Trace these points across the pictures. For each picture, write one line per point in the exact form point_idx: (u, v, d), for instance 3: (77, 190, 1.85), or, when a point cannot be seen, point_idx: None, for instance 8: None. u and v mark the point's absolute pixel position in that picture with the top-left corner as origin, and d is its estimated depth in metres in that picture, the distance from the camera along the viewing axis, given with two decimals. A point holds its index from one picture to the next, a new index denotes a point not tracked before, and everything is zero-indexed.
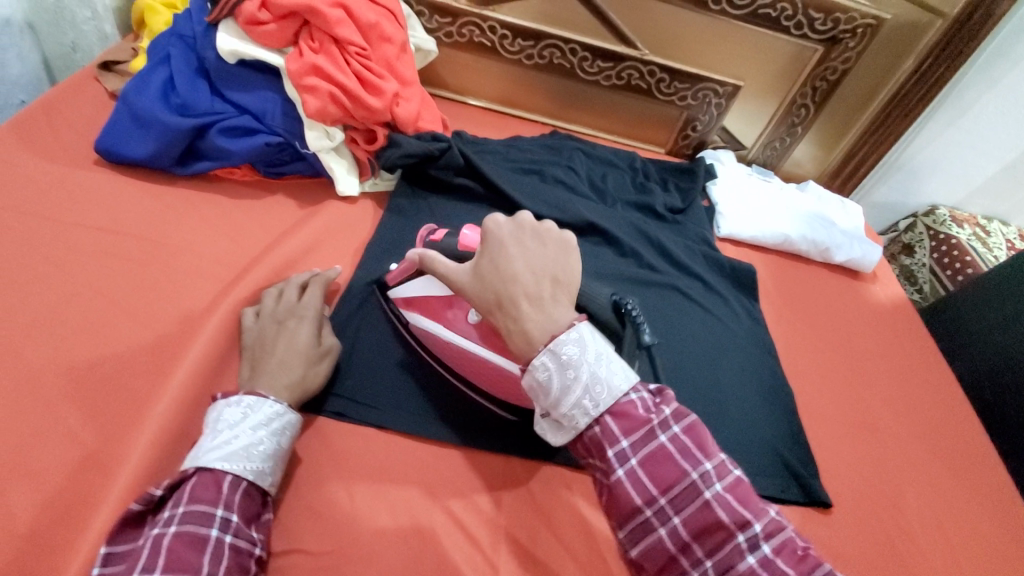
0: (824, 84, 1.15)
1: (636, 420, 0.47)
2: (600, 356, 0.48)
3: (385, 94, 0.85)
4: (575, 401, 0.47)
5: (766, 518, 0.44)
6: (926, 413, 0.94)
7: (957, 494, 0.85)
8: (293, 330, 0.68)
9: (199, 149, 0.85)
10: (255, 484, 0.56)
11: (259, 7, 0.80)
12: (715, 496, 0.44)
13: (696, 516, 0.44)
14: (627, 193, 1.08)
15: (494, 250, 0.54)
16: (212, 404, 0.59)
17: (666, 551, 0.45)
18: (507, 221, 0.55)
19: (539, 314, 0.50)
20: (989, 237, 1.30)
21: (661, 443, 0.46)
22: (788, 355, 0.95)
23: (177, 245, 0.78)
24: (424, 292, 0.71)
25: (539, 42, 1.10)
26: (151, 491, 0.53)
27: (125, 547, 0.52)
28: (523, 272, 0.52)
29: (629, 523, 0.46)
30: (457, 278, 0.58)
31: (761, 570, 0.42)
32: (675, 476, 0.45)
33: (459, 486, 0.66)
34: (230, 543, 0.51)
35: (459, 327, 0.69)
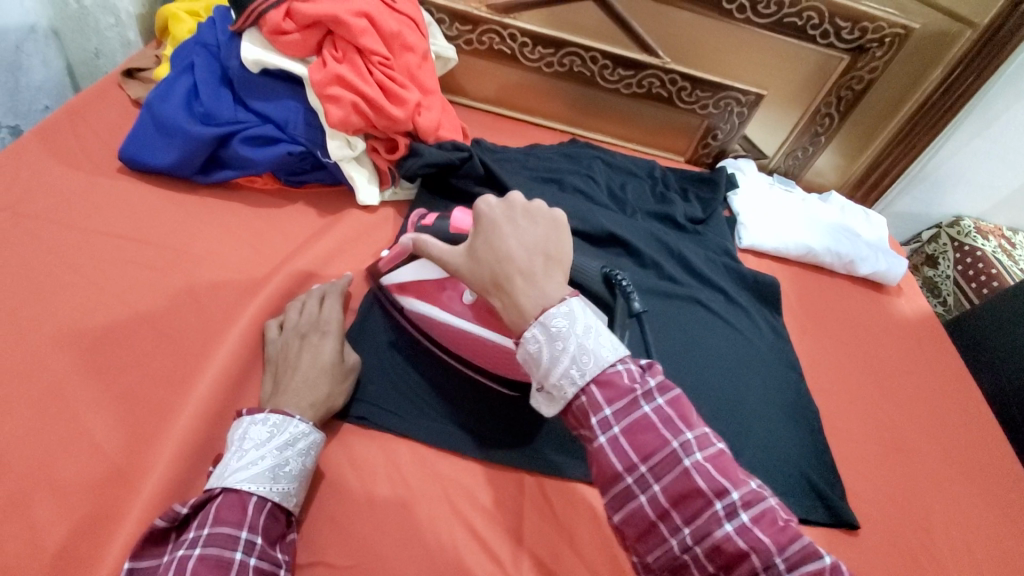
0: (849, 93, 1.13)
1: (620, 390, 0.47)
2: (589, 329, 0.49)
3: (408, 104, 0.85)
4: (563, 371, 0.48)
5: (746, 488, 0.44)
6: (955, 432, 0.92)
7: (989, 517, 0.82)
8: (315, 345, 0.67)
9: (222, 158, 0.85)
10: (280, 505, 0.56)
11: (284, 17, 0.80)
12: (694, 464, 0.45)
13: (675, 483, 0.45)
14: (647, 203, 1.07)
15: (487, 231, 0.55)
16: (236, 422, 0.59)
17: (646, 517, 0.46)
18: (497, 203, 0.56)
19: (532, 291, 0.51)
20: (1015, 249, 1.28)
21: (644, 413, 0.46)
22: (812, 370, 0.94)
23: (200, 253, 0.78)
24: (419, 276, 0.73)
25: (559, 50, 1.09)
26: (176, 508, 0.53)
27: (150, 563, 0.52)
28: (516, 250, 0.53)
29: (610, 490, 0.47)
30: (451, 260, 0.58)
31: (738, 537, 0.42)
32: (655, 444, 0.46)
33: (480, 501, 0.66)
34: (254, 565, 0.51)
35: (455, 308, 0.71)
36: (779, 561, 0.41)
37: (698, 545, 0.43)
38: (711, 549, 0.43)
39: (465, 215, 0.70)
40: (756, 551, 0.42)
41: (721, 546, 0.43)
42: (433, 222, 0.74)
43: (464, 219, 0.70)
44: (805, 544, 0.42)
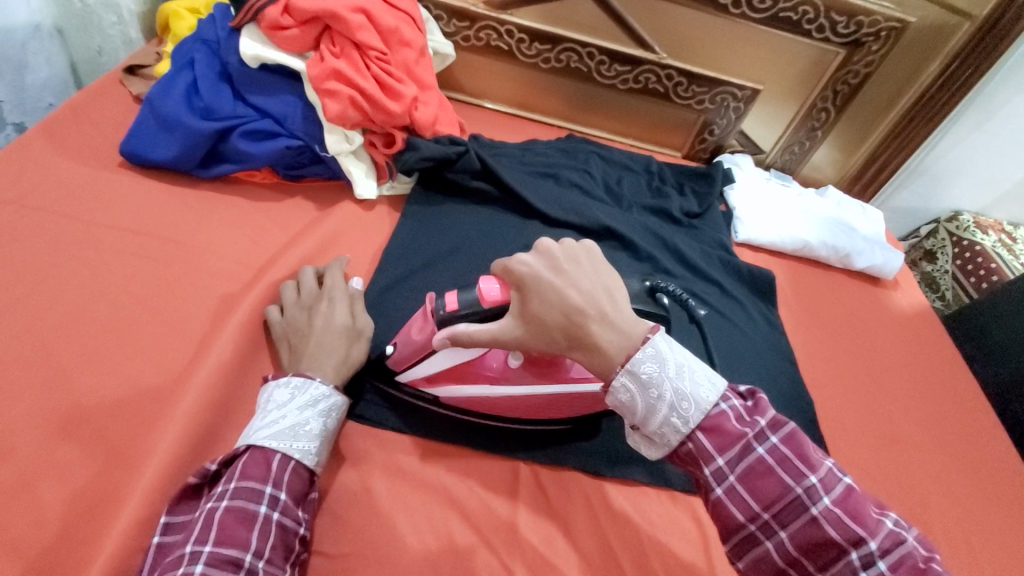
0: (845, 87, 1.13)
1: (730, 434, 0.47)
2: (680, 369, 0.49)
3: (405, 98, 0.86)
4: (664, 419, 0.48)
5: (881, 533, 0.42)
6: (951, 424, 0.92)
7: (984, 508, 0.83)
8: (325, 312, 0.69)
9: (221, 152, 0.86)
10: (302, 464, 0.57)
11: (282, 13, 0.81)
12: (822, 511, 0.43)
13: (804, 531, 0.44)
14: (644, 197, 1.07)
15: (540, 289, 0.52)
16: (263, 387, 0.62)
17: (775, 566, 0.45)
18: (534, 258, 0.53)
19: (612, 332, 0.50)
20: (1015, 243, 1.28)
21: (758, 457, 0.46)
22: (808, 363, 0.94)
23: (201, 247, 0.79)
24: (453, 362, 0.66)
25: (556, 46, 1.10)
26: (207, 465, 0.56)
27: (183, 518, 0.55)
28: (580, 300, 0.50)
29: (734, 538, 0.47)
30: (513, 329, 0.54)
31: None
32: (776, 491, 0.45)
33: (475, 490, 0.66)
34: (276, 520, 0.52)
35: (499, 376, 0.66)
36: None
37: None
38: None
39: (491, 282, 0.58)
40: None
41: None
42: (458, 301, 0.61)
43: (493, 288, 0.58)
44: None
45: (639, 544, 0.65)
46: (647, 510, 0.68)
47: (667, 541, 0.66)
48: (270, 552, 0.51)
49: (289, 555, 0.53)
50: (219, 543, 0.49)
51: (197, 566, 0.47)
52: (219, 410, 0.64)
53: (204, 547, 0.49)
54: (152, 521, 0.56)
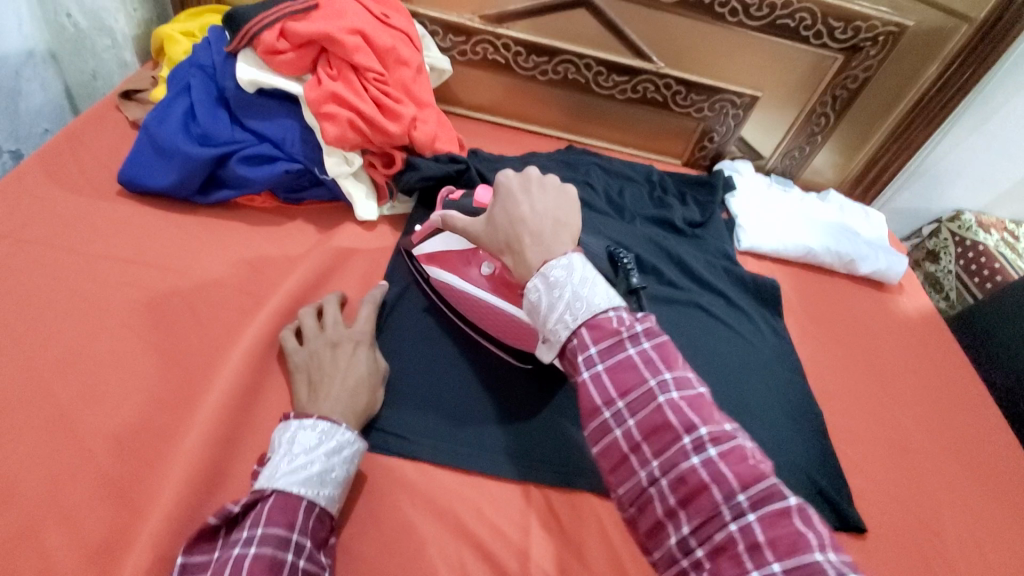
0: (844, 92, 1.13)
1: (608, 331, 0.50)
2: (585, 278, 0.53)
3: (403, 119, 0.85)
4: (558, 316, 0.52)
5: (716, 427, 0.46)
6: (962, 431, 0.91)
7: (999, 517, 0.82)
8: (349, 353, 0.69)
9: (220, 178, 0.86)
10: (326, 510, 0.57)
11: (277, 37, 0.81)
12: (668, 401, 0.47)
13: (649, 417, 0.47)
14: (646, 208, 1.07)
15: (503, 200, 0.60)
16: (284, 425, 0.60)
17: (619, 451, 0.48)
18: (515, 174, 0.61)
19: (538, 247, 0.56)
20: (1018, 242, 1.27)
21: (628, 354, 0.49)
22: (815, 373, 0.93)
23: (201, 275, 0.78)
24: (444, 248, 0.79)
25: (554, 58, 1.10)
26: (228, 507, 0.55)
27: (201, 559, 0.54)
28: (528, 216, 0.58)
29: (590, 423, 0.49)
30: (473, 229, 0.65)
31: (702, 469, 0.44)
32: (634, 382, 0.48)
33: (485, 516, 0.65)
34: (302, 568, 0.52)
35: (472, 277, 0.76)
36: (742, 498, 0.43)
37: (665, 478, 0.46)
38: (676, 480, 0.45)
39: (487, 194, 0.76)
40: (718, 483, 0.44)
41: (685, 477, 0.45)
42: (459, 198, 0.79)
43: (486, 196, 0.76)
44: (771, 483, 0.44)
45: (652, 566, 0.65)
46: None
47: None
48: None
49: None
50: None
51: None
52: (224, 444, 0.63)
53: None
54: (159, 561, 0.55)
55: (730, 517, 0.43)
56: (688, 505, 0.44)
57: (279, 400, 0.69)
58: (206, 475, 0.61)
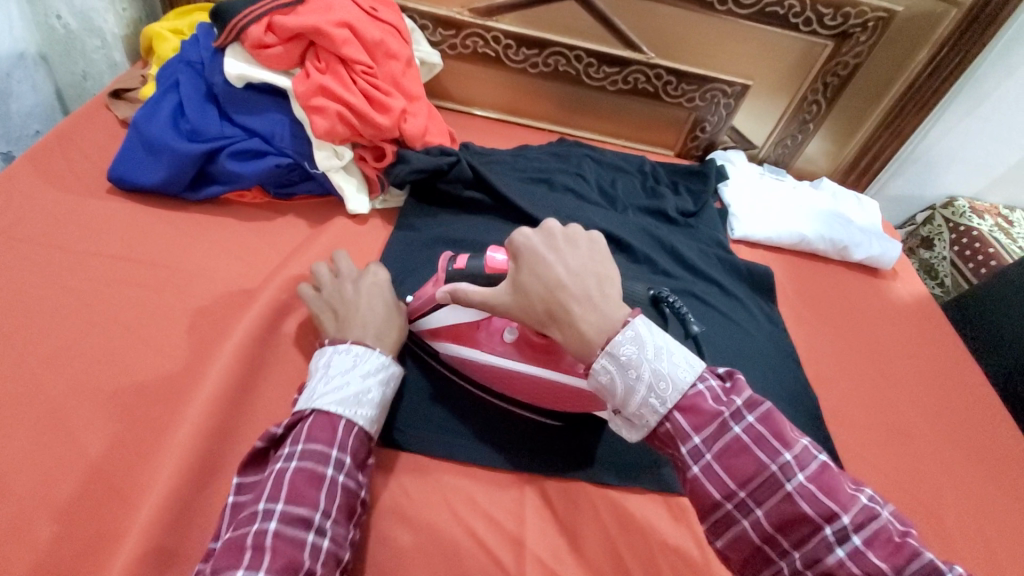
0: (835, 79, 1.13)
1: (707, 414, 0.47)
2: (660, 350, 0.48)
3: (393, 111, 0.85)
4: (642, 400, 0.48)
5: (853, 506, 0.42)
6: (957, 413, 0.91)
7: (994, 498, 0.82)
8: (372, 287, 0.74)
9: (210, 174, 0.86)
10: (363, 429, 0.61)
11: (265, 31, 0.80)
12: (797, 487, 0.43)
13: (777, 507, 0.43)
14: (639, 199, 1.07)
15: (531, 263, 0.52)
16: (320, 351, 0.66)
17: (750, 542, 0.45)
18: (535, 232, 0.54)
19: (593, 315, 0.49)
20: (1012, 227, 1.28)
21: (735, 436, 0.46)
22: (811, 359, 0.93)
23: (193, 269, 0.78)
24: (455, 321, 0.71)
25: (544, 50, 1.10)
26: (273, 429, 0.59)
27: (253, 479, 0.58)
28: (567, 280, 0.51)
29: (710, 517, 0.46)
30: (496, 301, 0.56)
31: (852, 563, 0.41)
32: (751, 469, 0.45)
33: (481, 506, 0.65)
34: (341, 483, 0.55)
35: (494, 346, 0.70)
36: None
37: (811, 572, 0.42)
38: None
39: (501, 254, 0.63)
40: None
41: (834, 573, 0.41)
42: (466, 262, 0.66)
43: (500, 257, 0.63)
44: (924, 561, 0.40)
45: (648, 551, 0.64)
46: (655, 517, 0.68)
47: (678, 547, 0.65)
48: (336, 513, 0.54)
49: (353, 517, 0.56)
50: (290, 501, 0.52)
51: (271, 524, 0.51)
52: (217, 436, 0.63)
53: (277, 503, 0.52)
54: (152, 556, 0.55)
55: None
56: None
57: (272, 393, 0.69)
58: (200, 467, 0.61)
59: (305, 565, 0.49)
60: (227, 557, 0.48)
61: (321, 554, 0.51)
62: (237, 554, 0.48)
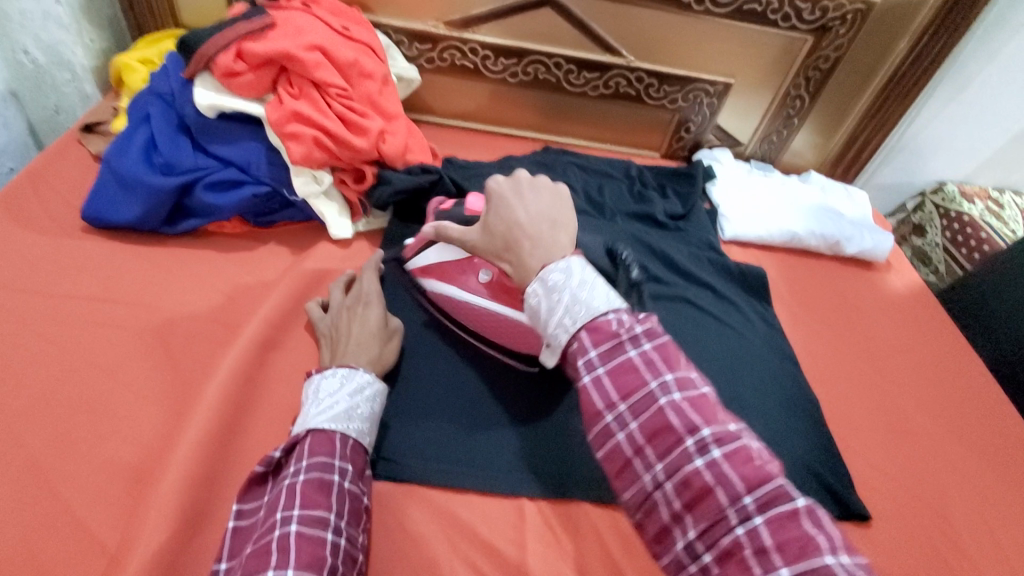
0: (817, 73, 1.12)
1: (608, 334, 0.49)
2: (584, 282, 0.52)
3: (370, 133, 0.83)
4: (557, 321, 0.51)
5: (719, 427, 0.44)
6: (960, 407, 0.90)
7: (1003, 493, 0.80)
8: (361, 313, 0.73)
9: (186, 207, 0.84)
10: (358, 442, 0.61)
11: (234, 59, 0.79)
12: (671, 402, 0.45)
13: (651, 419, 0.45)
14: (627, 204, 1.05)
15: (497, 206, 0.60)
16: (308, 380, 0.65)
17: (622, 455, 0.46)
18: (505, 179, 0.62)
19: (538, 250, 0.56)
20: (1003, 210, 1.27)
21: (628, 355, 0.48)
22: (809, 358, 0.92)
23: (174, 309, 0.76)
24: (439, 260, 0.77)
25: (523, 59, 1.08)
26: (271, 453, 0.59)
27: (253, 504, 0.58)
28: (525, 220, 0.58)
29: (592, 427, 0.48)
30: (468, 237, 0.64)
31: (707, 472, 0.43)
32: (635, 384, 0.47)
33: (479, 534, 0.63)
34: (348, 489, 0.56)
35: (472, 287, 0.74)
36: (748, 501, 0.41)
37: (670, 481, 0.44)
38: (682, 484, 0.43)
39: (479, 200, 0.76)
40: (723, 486, 0.42)
41: (690, 481, 0.43)
42: (451, 208, 0.79)
43: (477, 203, 0.75)
44: (776, 485, 0.42)
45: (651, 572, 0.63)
46: None
47: None
48: (347, 515, 0.55)
49: (361, 521, 0.57)
50: (305, 506, 0.52)
51: (292, 527, 0.51)
52: (204, 481, 0.61)
53: (292, 512, 0.52)
54: None
55: (738, 523, 0.41)
56: (694, 510, 0.43)
57: (261, 430, 0.67)
58: (187, 514, 0.59)
59: (328, 563, 0.50)
60: (252, 566, 0.48)
61: (340, 552, 0.52)
62: (263, 560, 0.48)
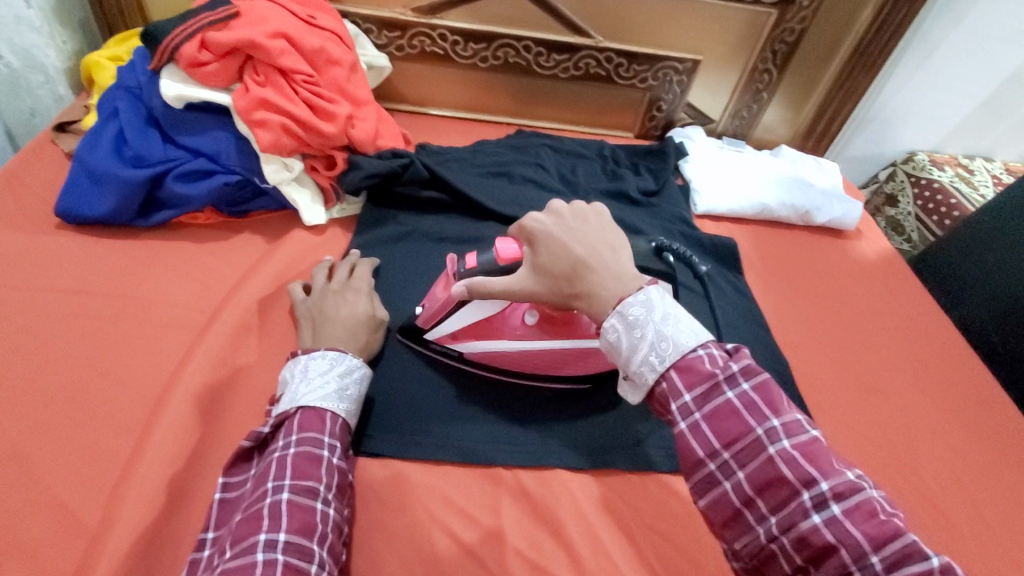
0: (783, 46, 1.13)
1: (701, 374, 0.46)
2: (667, 315, 0.49)
3: (338, 118, 0.84)
4: (643, 358, 0.48)
5: (838, 479, 0.41)
6: (929, 365, 0.92)
7: (972, 446, 0.82)
8: (349, 300, 0.74)
9: (159, 199, 0.84)
10: (347, 422, 0.62)
11: (199, 49, 0.79)
12: (779, 451, 0.43)
13: (760, 469, 0.43)
14: (600, 182, 1.07)
15: (546, 244, 0.57)
16: (293, 361, 0.65)
17: (730, 505, 0.45)
18: (545, 215, 0.59)
19: (608, 279, 0.53)
20: (973, 176, 1.29)
21: (727, 399, 0.45)
22: (781, 324, 0.93)
23: (150, 299, 0.77)
24: (476, 322, 0.68)
25: (492, 44, 1.09)
26: (259, 429, 0.60)
27: (240, 478, 0.59)
28: (582, 252, 0.55)
29: (693, 476, 0.46)
30: (518, 287, 0.59)
31: (827, 530, 0.40)
32: (738, 431, 0.45)
33: (456, 504, 0.65)
34: (337, 464, 0.57)
35: (517, 332, 0.72)
36: (875, 560, 0.39)
37: (785, 537, 0.42)
38: (798, 541, 0.41)
39: (510, 244, 0.63)
40: (847, 546, 0.39)
41: (808, 539, 0.41)
42: (477, 260, 0.65)
43: (510, 248, 0.62)
44: (906, 542, 0.39)
45: (624, 532, 0.65)
46: (633, 500, 0.68)
47: (656, 528, 0.65)
48: (335, 489, 0.56)
49: (345, 496, 0.58)
50: (296, 477, 0.53)
51: (283, 495, 0.52)
52: (184, 461, 0.62)
53: (283, 482, 0.53)
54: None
55: None
56: (816, 566, 0.41)
57: (239, 411, 0.68)
58: (167, 493, 0.60)
59: (319, 531, 0.51)
60: (242, 531, 0.49)
61: (330, 521, 0.53)
62: (255, 524, 0.49)
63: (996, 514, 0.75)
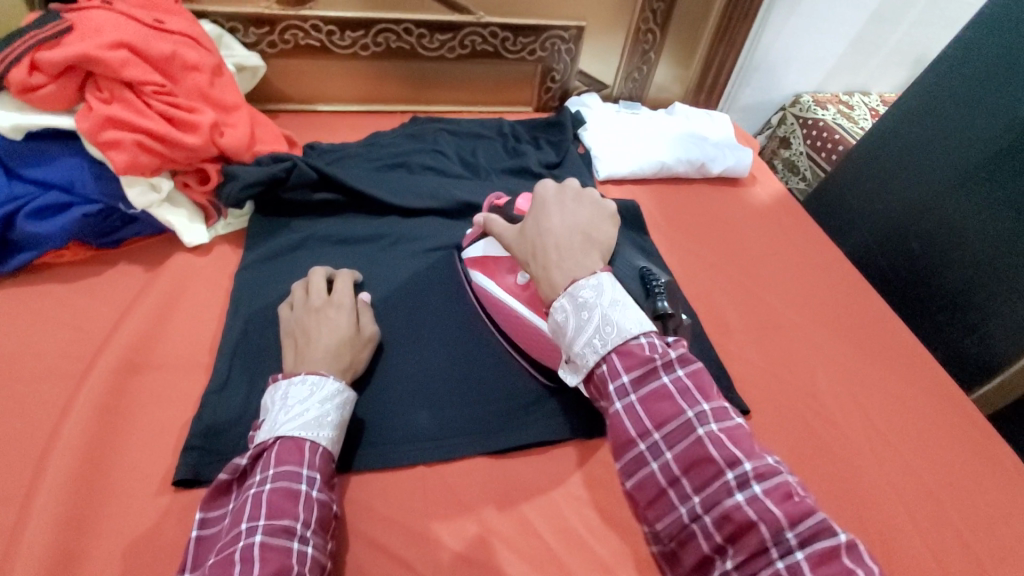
0: (661, 5, 1.14)
1: (640, 359, 0.48)
2: (615, 301, 0.50)
3: (201, 128, 0.79)
4: (586, 340, 0.50)
5: (762, 462, 0.44)
6: (825, 296, 0.98)
7: (866, 366, 0.88)
8: (331, 317, 0.69)
9: (12, 242, 0.76)
10: (330, 450, 0.59)
11: (30, 72, 0.71)
12: (708, 433, 0.45)
13: (688, 450, 0.45)
14: (501, 161, 1.06)
15: (536, 208, 0.60)
16: (274, 386, 0.61)
17: (656, 484, 0.46)
18: (553, 187, 0.62)
19: (566, 258, 0.55)
20: (853, 111, 1.37)
21: (661, 382, 0.47)
22: (688, 277, 0.97)
23: (16, 355, 0.70)
24: (484, 253, 0.79)
25: (370, 30, 1.04)
26: (236, 461, 0.56)
27: (218, 512, 0.56)
28: (558, 227, 0.57)
29: (624, 455, 0.48)
30: (503, 236, 0.63)
31: (748, 507, 0.42)
32: (671, 412, 0.46)
33: (376, 510, 0.63)
34: (317, 497, 0.54)
35: (506, 285, 0.75)
36: (790, 535, 0.41)
37: (708, 514, 0.44)
38: (719, 518, 0.43)
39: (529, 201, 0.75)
40: (765, 521, 0.41)
41: (730, 515, 0.42)
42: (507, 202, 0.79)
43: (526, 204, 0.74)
44: (818, 520, 0.41)
45: (549, 507, 0.65)
46: (555, 472, 0.68)
47: (580, 496, 0.66)
48: (315, 524, 0.53)
49: (329, 529, 0.55)
50: (271, 516, 0.50)
51: (256, 538, 0.49)
52: (73, 523, 0.57)
53: (258, 522, 0.50)
54: None
55: (779, 560, 0.40)
56: (733, 542, 0.42)
57: (133, 458, 0.63)
58: (55, 562, 0.55)
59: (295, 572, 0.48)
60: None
61: (308, 560, 0.50)
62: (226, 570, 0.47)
63: (891, 425, 0.81)
